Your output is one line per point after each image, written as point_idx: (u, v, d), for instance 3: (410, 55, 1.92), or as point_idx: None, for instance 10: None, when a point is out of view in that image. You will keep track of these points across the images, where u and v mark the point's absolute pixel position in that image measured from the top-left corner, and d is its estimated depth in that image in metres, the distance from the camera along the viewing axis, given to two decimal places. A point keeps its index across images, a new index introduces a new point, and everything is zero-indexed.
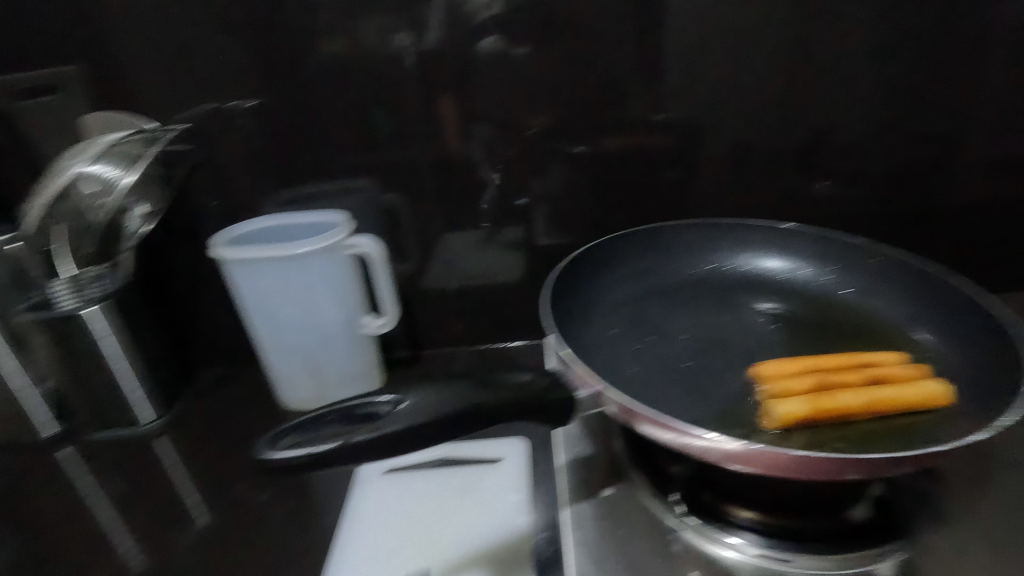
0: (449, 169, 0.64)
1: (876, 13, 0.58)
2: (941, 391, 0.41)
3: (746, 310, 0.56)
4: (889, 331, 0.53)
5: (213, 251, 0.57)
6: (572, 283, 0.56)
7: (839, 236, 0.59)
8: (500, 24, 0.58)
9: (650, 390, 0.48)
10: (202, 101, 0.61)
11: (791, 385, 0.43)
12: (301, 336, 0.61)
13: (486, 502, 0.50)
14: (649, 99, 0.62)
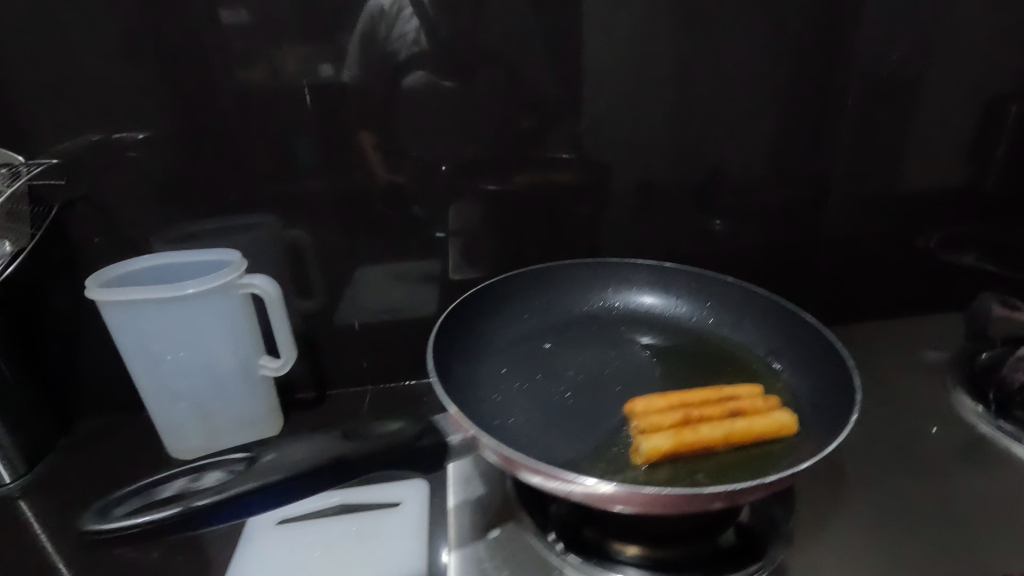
0: (363, 204, 0.64)
1: (762, 69, 0.64)
2: (787, 421, 0.46)
3: (628, 346, 0.59)
4: (754, 365, 0.58)
5: (88, 293, 0.53)
6: (462, 324, 0.58)
7: (712, 275, 0.62)
8: (427, 61, 0.59)
9: (531, 427, 0.50)
10: (90, 130, 0.57)
11: (658, 419, 0.46)
12: (189, 381, 0.57)
13: (379, 547, 0.48)
14: (559, 140, 0.64)
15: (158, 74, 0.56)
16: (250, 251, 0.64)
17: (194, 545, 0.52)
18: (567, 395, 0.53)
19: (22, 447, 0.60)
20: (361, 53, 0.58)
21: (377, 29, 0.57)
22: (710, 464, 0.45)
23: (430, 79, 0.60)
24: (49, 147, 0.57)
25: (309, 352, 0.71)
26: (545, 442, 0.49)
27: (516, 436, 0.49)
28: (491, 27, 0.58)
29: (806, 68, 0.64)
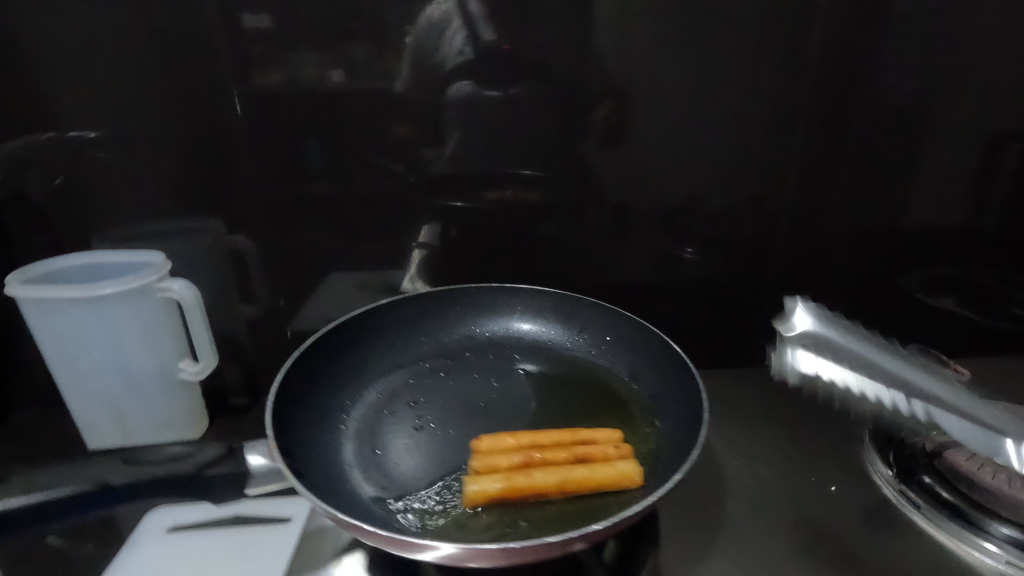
0: (334, 212, 0.64)
1: (758, 96, 0.61)
2: (629, 471, 0.44)
3: (506, 377, 0.59)
4: (633, 402, 0.56)
5: (8, 289, 0.55)
6: (335, 349, 0.58)
7: (602, 307, 0.61)
8: (467, 70, 0.58)
9: (364, 462, 0.49)
10: (47, 126, 0.58)
11: (497, 460, 0.45)
12: (105, 381, 0.59)
13: (252, 568, 0.47)
14: (532, 158, 0.63)
15: (149, 75, 0.57)
16: (197, 255, 0.64)
17: (78, 545, 0.51)
18: (418, 428, 0.52)
19: None
20: (415, 63, 0.58)
21: (430, 40, 0.57)
22: (545, 511, 0.44)
23: (474, 87, 0.59)
24: (17, 137, 0.58)
25: (243, 360, 0.70)
26: (371, 479, 0.48)
27: (346, 469, 0.49)
28: (501, 46, 0.58)
29: (803, 102, 0.62)
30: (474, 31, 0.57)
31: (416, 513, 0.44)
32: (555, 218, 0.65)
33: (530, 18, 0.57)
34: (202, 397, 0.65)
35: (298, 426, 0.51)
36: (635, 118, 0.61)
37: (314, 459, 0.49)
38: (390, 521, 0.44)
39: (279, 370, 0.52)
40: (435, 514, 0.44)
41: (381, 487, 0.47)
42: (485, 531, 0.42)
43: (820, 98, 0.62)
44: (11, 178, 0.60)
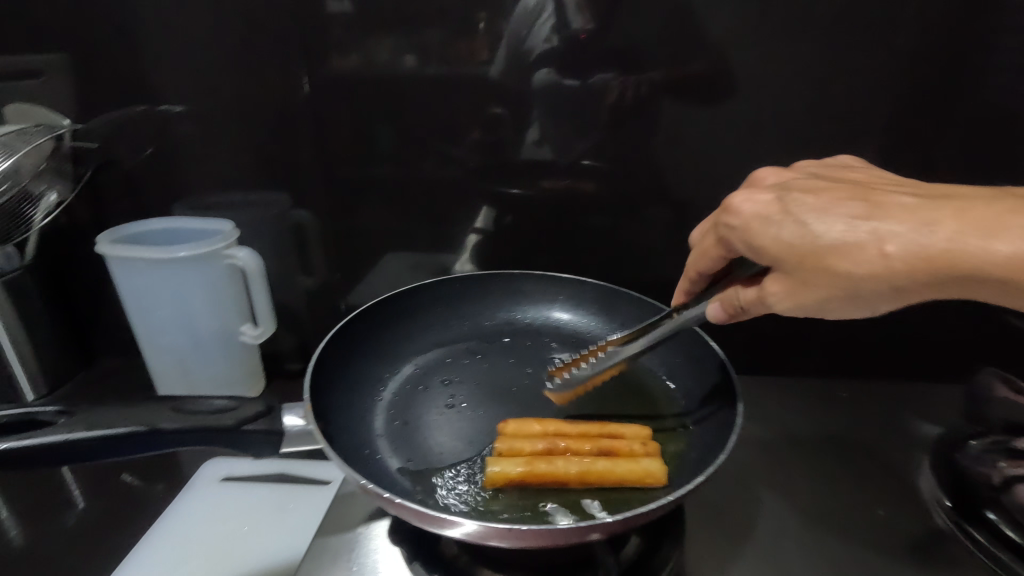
0: (396, 193, 0.66)
1: (845, 93, 0.57)
2: (653, 470, 0.43)
3: (537, 359, 0.60)
4: (662, 389, 0.56)
5: (98, 247, 0.60)
6: (379, 323, 0.60)
7: (634, 295, 0.62)
8: (554, 58, 0.58)
9: (393, 434, 0.51)
10: (143, 100, 0.63)
11: (521, 444, 0.45)
12: (174, 337, 0.64)
13: (291, 523, 0.50)
14: (594, 150, 0.62)
15: (244, 56, 0.60)
16: (265, 227, 0.68)
17: (148, 484, 0.57)
18: (449, 406, 0.53)
19: (44, 371, 0.69)
20: (507, 51, 0.58)
21: (521, 30, 0.57)
22: (564, 500, 0.43)
23: (557, 77, 0.59)
24: (121, 107, 0.64)
25: (298, 329, 0.74)
26: (397, 451, 0.49)
27: (375, 439, 0.50)
28: (586, 37, 0.57)
29: (895, 101, 0.57)
30: (565, 20, 0.56)
31: (437, 488, 0.45)
32: (612, 210, 0.64)
33: (623, 7, 0.55)
34: (259, 356, 0.69)
35: (335, 391, 0.53)
36: (715, 115, 0.59)
37: (345, 426, 0.51)
38: (415, 493, 0.45)
39: (324, 336, 0.55)
40: (458, 491, 0.45)
41: (407, 459, 0.48)
42: (501, 512, 0.42)
43: (924, 101, 0.57)
44: (112, 143, 0.65)
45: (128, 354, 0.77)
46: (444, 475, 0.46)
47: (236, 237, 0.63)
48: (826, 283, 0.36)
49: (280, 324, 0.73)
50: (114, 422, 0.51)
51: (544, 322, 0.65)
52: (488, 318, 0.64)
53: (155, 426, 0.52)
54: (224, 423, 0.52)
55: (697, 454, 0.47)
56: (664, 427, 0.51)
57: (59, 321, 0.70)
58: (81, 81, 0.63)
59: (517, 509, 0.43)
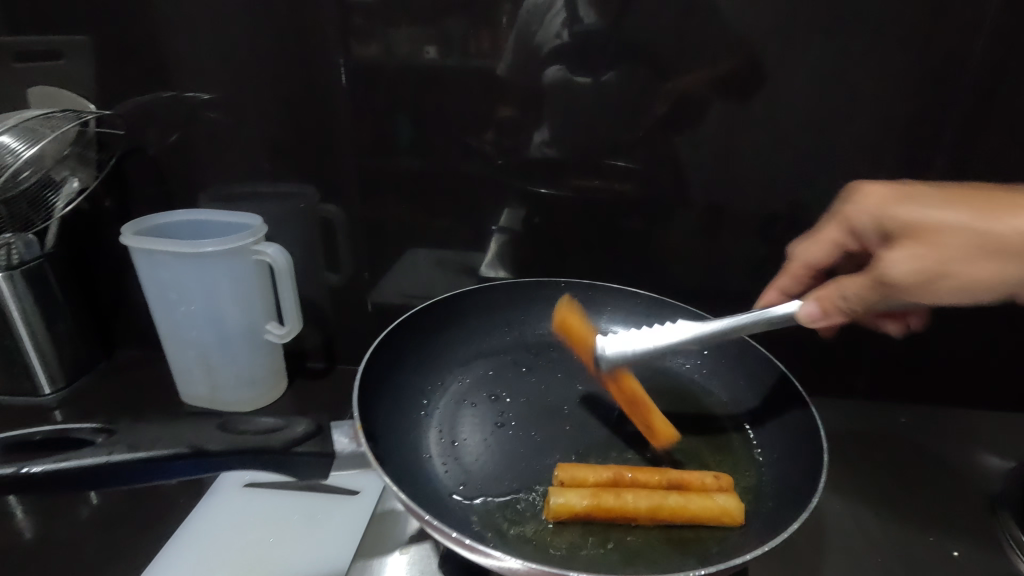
0: (420, 188, 0.63)
1: (897, 91, 0.54)
2: (730, 507, 0.41)
3: (590, 374, 0.59)
4: (721, 412, 0.54)
5: (122, 238, 0.58)
6: (421, 332, 0.59)
7: (690, 310, 0.61)
8: (579, 50, 0.55)
9: (442, 453, 0.49)
10: (161, 87, 0.61)
11: (584, 473, 0.44)
12: (200, 332, 0.61)
13: (323, 535, 0.48)
14: (627, 148, 0.59)
15: (256, 43, 0.58)
16: (286, 221, 0.66)
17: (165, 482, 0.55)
18: (498, 425, 0.52)
19: (63, 365, 0.67)
20: (529, 42, 0.55)
21: (531, 23, 0.54)
22: (631, 537, 0.41)
23: (571, 74, 0.56)
24: (143, 94, 0.61)
25: (322, 325, 0.72)
26: (449, 474, 0.47)
27: (424, 458, 0.48)
28: (617, 29, 0.54)
29: (950, 99, 0.53)
30: (587, 13, 0.53)
31: (492, 517, 0.43)
32: (647, 212, 0.61)
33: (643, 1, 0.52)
34: (282, 356, 0.67)
35: (380, 406, 0.51)
36: (750, 116, 0.56)
37: (393, 443, 0.48)
38: (468, 520, 0.43)
39: (368, 346, 0.54)
40: (512, 522, 0.43)
41: (459, 484, 0.46)
42: (565, 548, 0.41)
43: (969, 104, 0.53)
44: (132, 132, 0.63)
45: (147, 348, 0.75)
46: (500, 500, 0.44)
47: (263, 231, 0.61)
48: (931, 271, 0.39)
49: (304, 320, 0.71)
50: (158, 443, 0.46)
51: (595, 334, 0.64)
52: (535, 329, 0.63)
53: (200, 447, 0.47)
54: (275, 442, 0.49)
55: (772, 490, 0.46)
56: (737, 461, 0.49)
57: (78, 314, 0.68)
58: (97, 67, 0.61)
59: (579, 545, 0.41)
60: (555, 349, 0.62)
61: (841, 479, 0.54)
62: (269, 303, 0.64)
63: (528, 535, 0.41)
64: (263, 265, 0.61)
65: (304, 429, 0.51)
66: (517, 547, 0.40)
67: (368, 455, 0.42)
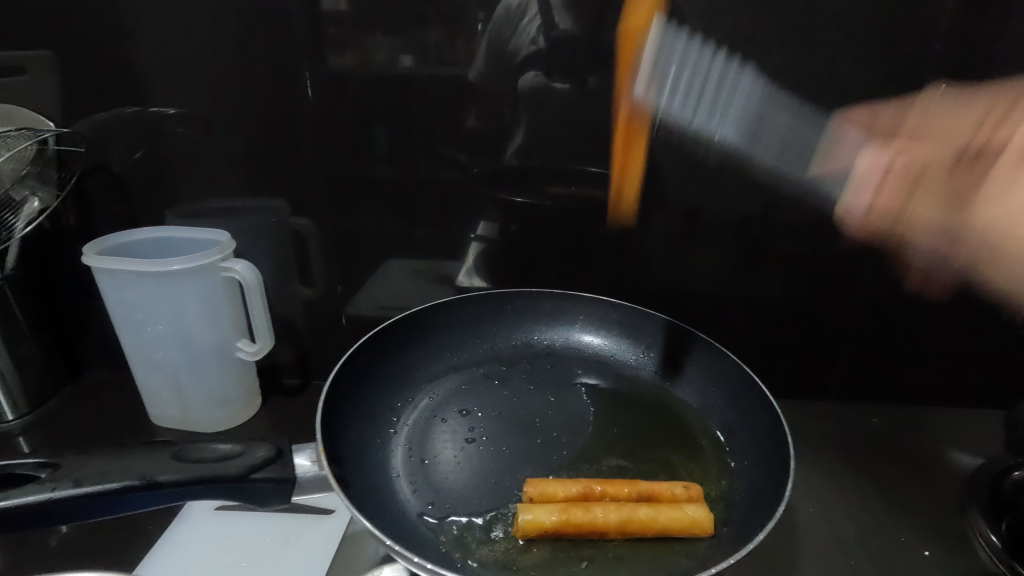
0: (394, 198, 0.63)
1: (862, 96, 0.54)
2: (700, 518, 0.41)
3: (563, 385, 0.59)
4: (692, 420, 0.55)
5: (85, 258, 0.57)
6: (389, 348, 0.58)
7: (659, 317, 0.61)
8: (551, 59, 0.55)
9: (412, 472, 0.48)
10: (125, 102, 0.60)
11: (554, 489, 0.44)
12: (168, 353, 0.60)
13: (299, 558, 0.46)
14: (600, 154, 0.59)
15: (227, 55, 0.57)
16: (257, 235, 0.65)
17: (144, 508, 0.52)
18: (469, 440, 0.51)
19: (26, 389, 0.65)
20: (500, 51, 0.55)
21: (504, 31, 0.54)
22: (601, 552, 0.41)
23: (545, 81, 0.56)
24: (107, 110, 0.60)
25: (297, 340, 0.70)
26: (417, 494, 0.46)
27: (393, 478, 0.48)
28: (587, 38, 0.54)
29: None
30: (557, 23, 0.53)
31: (462, 536, 0.43)
32: None
33: (615, 8, 0.52)
34: (255, 374, 0.66)
35: (349, 425, 0.51)
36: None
37: (362, 464, 0.48)
38: (438, 540, 0.42)
39: (338, 363, 0.54)
40: (484, 540, 0.42)
41: (428, 503, 0.45)
42: (535, 565, 0.40)
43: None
44: (99, 147, 0.62)
45: (118, 369, 0.73)
46: (470, 518, 0.44)
47: (232, 246, 0.60)
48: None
49: (277, 335, 0.70)
50: (105, 476, 0.41)
51: (565, 345, 0.64)
52: (505, 341, 0.64)
53: (149, 479, 0.41)
54: (232, 470, 0.43)
55: (744, 496, 0.46)
56: (707, 470, 0.50)
57: (43, 336, 0.66)
58: (63, 83, 0.59)
59: (550, 562, 0.41)
60: (527, 361, 0.62)
61: (821, 480, 0.55)
62: (240, 320, 0.63)
63: (497, 552, 0.41)
64: (233, 282, 0.60)
65: (268, 451, 0.45)
66: (484, 566, 0.40)
67: (330, 475, 0.42)
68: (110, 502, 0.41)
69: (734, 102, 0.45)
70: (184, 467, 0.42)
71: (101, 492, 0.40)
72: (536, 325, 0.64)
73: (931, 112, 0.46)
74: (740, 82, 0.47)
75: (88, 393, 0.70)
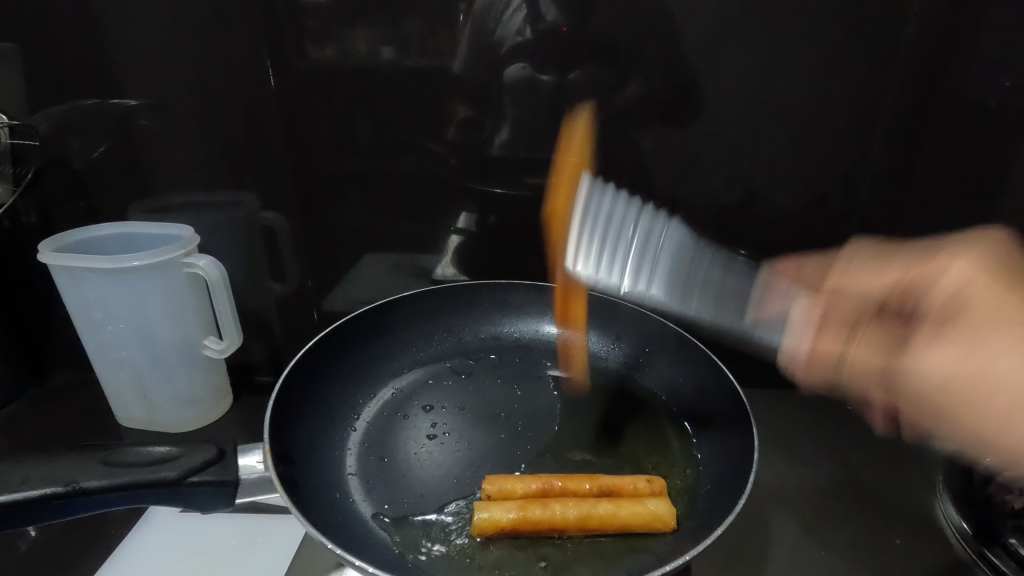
0: (370, 193, 0.61)
1: (845, 85, 0.54)
2: (661, 512, 0.41)
3: (532, 377, 0.58)
4: (660, 411, 0.54)
5: (41, 256, 0.55)
6: (352, 344, 0.58)
7: (630, 307, 0.61)
8: (533, 50, 0.54)
9: (369, 471, 0.48)
10: (86, 93, 0.57)
11: (512, 485, 0.43)
12: (130, 353, 0.59)
13: (262, 560, 0.45)
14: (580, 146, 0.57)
15: (202, 46, 0.54)
16: (227, 231, 0.63)
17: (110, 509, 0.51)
18: (431, 437, 0.51)
19: None
20: (480, 43, 0.54)
21: (490, 21, 0.53)
22: (560, 549, 0.40)
23: (532, 74, 0.55)
24: (65, 101, 0.57)
25: (269, 338, 0.68)
26: (372, 494, 0.45)
27: (348, 478, 0.47)
28: (570, 27, 0.53)
29: (896, 93, 0.54)
30: (538, 14, 0.52)
31: (418, 535, 0.42)
32: None
33: None
34: (224, 373, 0.64)
35: (306, 425, 0.50)
36: (709, 110, 0.55)
37: (315, 464, 0.47)
38: (392, 540, 0.42)
39: (290, 361, 0.53)
40: (440, 540, 0.41)
41: (383, 503, 0.45)
42: (491, 565, 0.39)
43: (916, 99, 0.54)
44: (60, 139, 0.59)
45: (83, 369, 0.70)
46: (428, 516, 0.43)
47: (196, 242, 0.58)
48: (961, 405, 0.36)
49: (250, 334, 0.68)
50: (26, 484, 0.40)
51: (535, 337, 0.63)
52: (473, 334, 0.63)
53: (74, 486, 0.41)
54: (163, 475, 0.43)
55: (710, 489, 0.46)
56: (674, 462, 0.49)
57: None
58: (18, 73, 0.56)
59: (507, 561, 0.40)
60: (495, 354, 0.62)
61: (796, 472, 0.54)
62: (206, 317, 0.61)
63: (452, 551, 0.40)
64: (197, 279, 0.58)
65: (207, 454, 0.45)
66: (436, 567, 0.39)
67: (272, 477, 0.41)
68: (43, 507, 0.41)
69: (655, 267, 0.49)
70: (112, 472, 0.42)
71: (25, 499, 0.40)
72: (505, 318, 0.64)
73: (853, 280, 0.45)
74: (665, 238, 0.51)
75: (50, 394, 0.67)
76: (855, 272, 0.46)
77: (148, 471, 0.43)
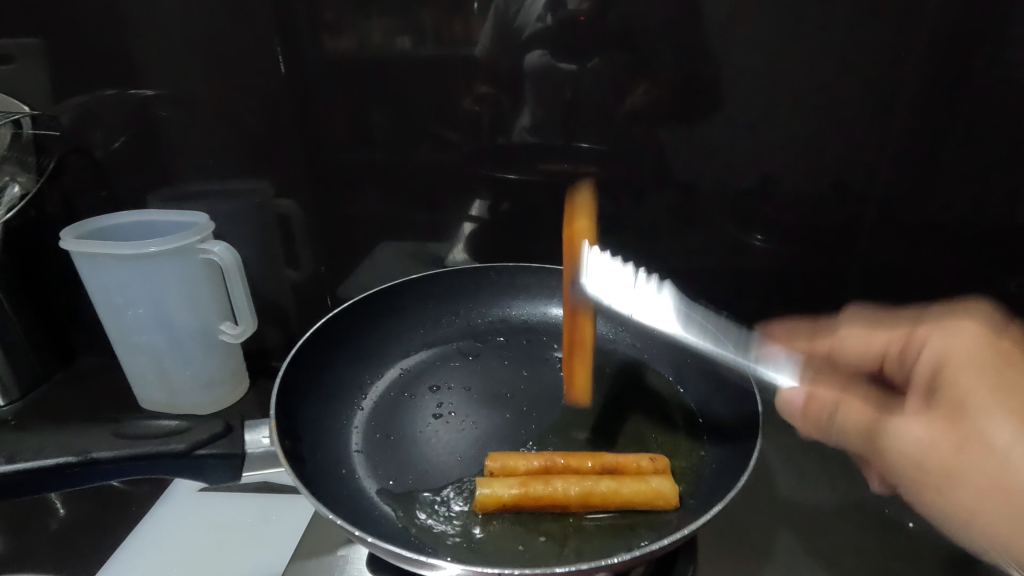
0: (386, 180, 0.61)
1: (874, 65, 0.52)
2: (664, 490, 0.40)
3: (538, 359, 0.58)
4: (665, 394, 0.54)
5: (65, 242, 0.56)
6: (360, 327, 0.58)
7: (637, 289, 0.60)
8: (553, 34, 0.53)
9: (373, 449, 0.48)
10: (108, 84, 0.58)
11: (515, 462, 0.43)
12: (150, 337, 0.60)
13: (275, 533, 0.47)
14: (596, 129, 0.57)
15: (223, 37, 0.55)
16: (243, 218, 0.63)
17: (136, 486, 0.52)
18: (436, 416, 0.51)
19: (16, 374, 0.65)
20: (500, 28, 0.53)
21: (511, 6, 0.52)
22: (562, 525, 0.40)
23: (552, 60, 0.54)
24: (87, 92, 0.58)
25: (285, 323, 0.69)
26: (375, 472, 0.46)
27: (352, 454, 0.48)
28: (590, 12, 0.52)
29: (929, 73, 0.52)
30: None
31: (417, 512, 0.42)
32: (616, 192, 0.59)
33: None
34: (241, 357, 0.66)
35: (313, 404, 0.51)
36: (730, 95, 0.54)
37: (321, 442, 0.48)
38: (392, 516, 0.42)
39: (299, 341, 0.53)
40: (443, 516, 0.42)
41: (387, 479, 0.45)
42: (492, 540, 0.40)
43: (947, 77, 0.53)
44: (83, 130, 0.60)
45: (107, 353, 0.72)
46: (429, 494, 0.44)
47: (211, 228, 0.60)
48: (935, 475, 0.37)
49: (267, 320, 0.69)
50: (41, 452, 0.43)
51: (542, 319, 0.63)
52: (479, 316, 0.63)
53: (87, 455, 0.43)
54: (171, 447, 0.44)
55: (714, 469, 0.45)
56: (679, 443, 0.49)
57: (31, 323, 0.65)
58: (44, 66, 0.58)
59: (506, 537, 0.40)
60: (502, 336, 0.62)
61: (812, 455, 0.54)
62: (221, 302, 0.62)
63: (452, 525, 0.41)
64: (213, 264, 0.60)
65: (214, 428, 0.46)
66: (437, 540, 0.40)
67: (277, 452, 0.42)
68: (54, 478, 0.43)
69: None
70: (123, 444, 0.44)
71: (40, 466, 0.42)
72: (512, 300, 0.64)
73: (851, 348, 0.49)
74: None
75: (76, 378, 0.69)
76: (853, 334, 0.49)
77: (157, 444, 0.44)
